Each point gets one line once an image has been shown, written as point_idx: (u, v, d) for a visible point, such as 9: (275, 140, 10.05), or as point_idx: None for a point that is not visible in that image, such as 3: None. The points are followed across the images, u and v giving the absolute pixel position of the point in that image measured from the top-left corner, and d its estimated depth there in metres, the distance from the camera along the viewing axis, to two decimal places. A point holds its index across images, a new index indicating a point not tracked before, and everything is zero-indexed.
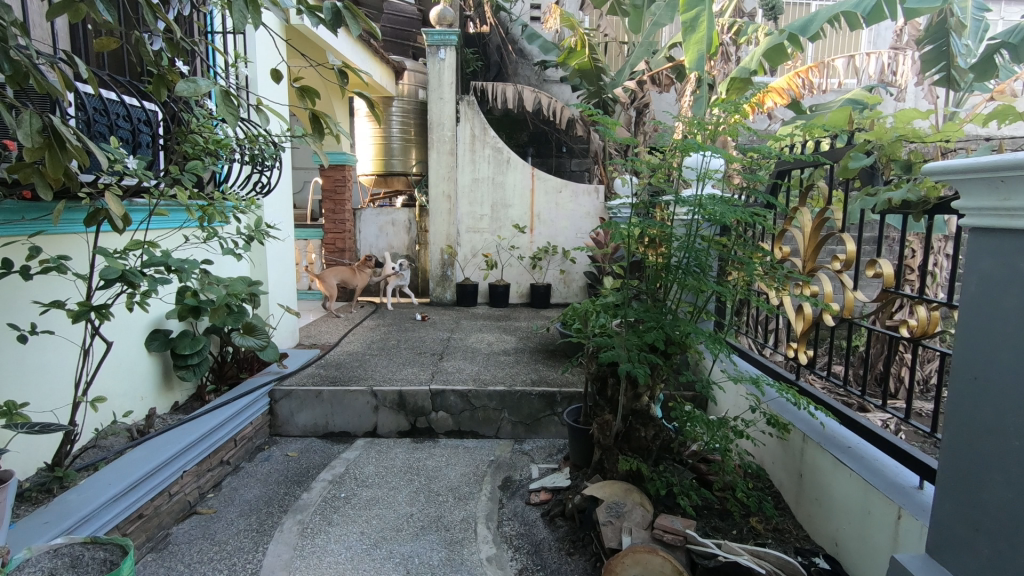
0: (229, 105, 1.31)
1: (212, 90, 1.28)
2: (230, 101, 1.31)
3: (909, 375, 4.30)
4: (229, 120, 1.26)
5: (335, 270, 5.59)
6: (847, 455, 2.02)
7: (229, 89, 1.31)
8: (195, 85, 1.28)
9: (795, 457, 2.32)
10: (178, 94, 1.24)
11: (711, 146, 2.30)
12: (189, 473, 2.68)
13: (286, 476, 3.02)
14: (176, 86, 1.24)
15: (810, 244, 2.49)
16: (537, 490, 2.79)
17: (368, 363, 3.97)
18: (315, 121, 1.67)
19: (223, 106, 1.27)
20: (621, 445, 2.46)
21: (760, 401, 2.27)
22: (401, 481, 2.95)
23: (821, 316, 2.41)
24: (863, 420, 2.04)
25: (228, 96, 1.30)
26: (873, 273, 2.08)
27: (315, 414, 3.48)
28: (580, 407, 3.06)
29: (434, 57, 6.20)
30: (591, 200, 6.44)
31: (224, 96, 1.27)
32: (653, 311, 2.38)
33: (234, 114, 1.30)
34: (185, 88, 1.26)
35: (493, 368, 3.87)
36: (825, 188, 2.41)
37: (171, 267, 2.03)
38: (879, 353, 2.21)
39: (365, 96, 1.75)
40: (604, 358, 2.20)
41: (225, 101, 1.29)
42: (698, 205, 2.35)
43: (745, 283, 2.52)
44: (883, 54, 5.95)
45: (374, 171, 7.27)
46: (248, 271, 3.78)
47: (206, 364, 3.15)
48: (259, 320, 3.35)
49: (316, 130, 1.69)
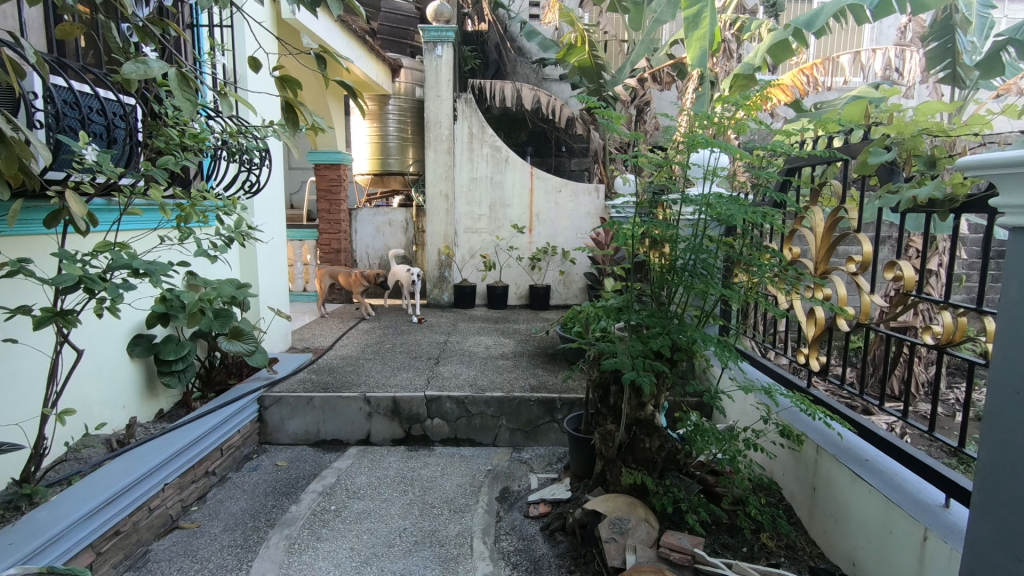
0: (186, 90, 1.18)
1: (166, 74, 1.15)
2: (188, 85, 1.19)
3: (917, 378, 4.25)
4: (188, 110, 1.13)
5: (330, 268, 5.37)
6: (865, 469, 1.91)
7: (186, 73, 1.18)
8: (146, 67, 1.15)
9: (808, 470, 2.20)
10: (124, 77, 1.10)
11: (724, 140, 2.16)
12: (171, 486, 2.56)
13: (275, 487, 2.90)
14: (123, 68, 1.11)
15: (822, 245, 2.37)
16: (536, 502, 2.67)
17: (361, 368, 3.84)
18: (290, 112, 1.54)
19: (178, 89, 1.15)
20: (625, 457, 2.34)
21: (771, 411, 2.14)
22: (394, 493, 2.82)
23: (834, 321, 2.30)
24: (881, 432, 1.93)
25: (184, 81, 1.17)
26: (893, 276, 1.97)
27: (306, 421, 3.36)
28: (581, 414, 2.94)
29: (431, 54, 6.07)
30: (592, 199, 6.32)
31: (178, 78, 1.15)
32: (658, 317, 2.25)
33: (192, 101, 1.17)
34: (133, 70, 1.13)
35: (491, 373, 3.75)
36: (838, 186, 2.29)
37: (137, 271, 1.79)
38: (897, 362, 2.09)
39: (346, 85, 1.63)
40: (606, 367, 2.06)
41: (180, 85, 1.16)
42: (705, 204, 2.23)
43: (753, 285, 2.40)
44: (889, 50, 5.82)
45: (370, 170, 7.13)
46: (237, 273, 3.66)
47: (192, 371, 3.06)
48: (247, 324, 3.25)
49: (291, 121, 1.56)
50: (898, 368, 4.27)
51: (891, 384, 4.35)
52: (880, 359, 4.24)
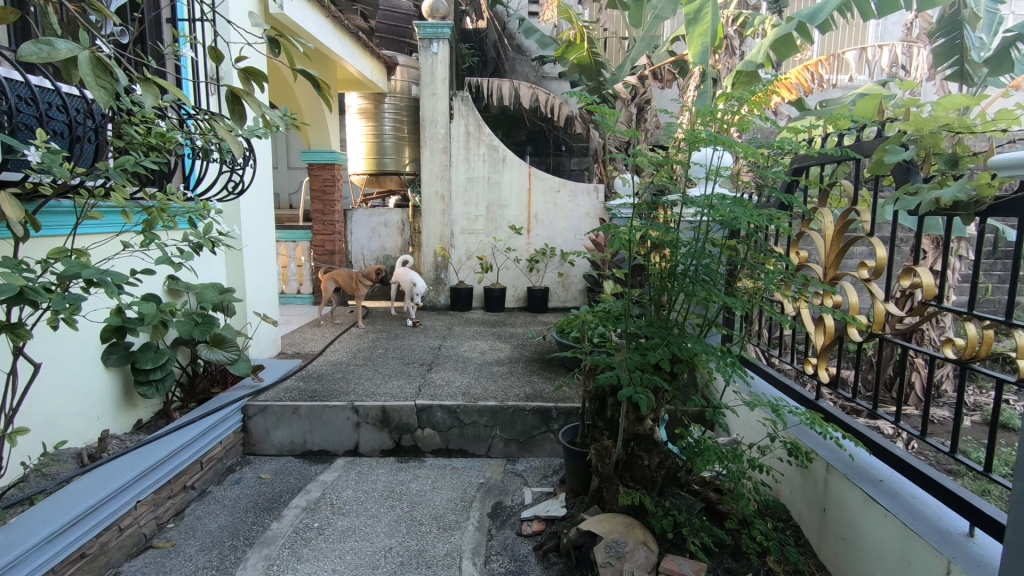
0: (100, 76, 1.13)
1: (77, 57, 1.10)
2: (104, 70, 1.14)
3: (926, 384, 4.20)
4: (96, 95, 1.08)
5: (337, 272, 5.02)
6: (879, 491, 1.78)
7: (100, 56, 1.13)
8: (50, 48, 1.09)
9: (818, 489, 2.07)
10: (23, 59, 1.06)
11: (730, 137, 2.03)
12: (144, 503, 2.44)
13: (257, 502, 2.77)
14: (22, 50, 1.06)
15: (832, 250, 2.24)
16: (530, 519, 2.54)
17: (351, 375, 3.71)
18: (235, 103, 1.42)
19: (90, 74, 1.09)
20: (623, 474, 2.19)
21: (778, 427, 2.00)
22: (381, 508, 2.70)
23: (845, 330, 2.16)
24: (897, 450, 1.80)
25: (100, 65, 1.12)
26: (910, 283, 1.84)
27: (292, 431, 3.23)
28: (578, 425, 2.81)
29: (426, 51, 5.94)
30: (591, 200, 6.19)
31: (90, 62, 1.08)
32: (659, 327, 2.11)
33: (106, 88, 1.11)
34: (35, 51, 1.08)
35: (486, 380, 3.61)
36: (849, 186, 2.15)
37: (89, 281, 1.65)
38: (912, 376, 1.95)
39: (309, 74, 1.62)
40: (602, 382, 1.92)
41: (93, 70, 1.10)
42: (709, 205, 2.09)
43: (759, 292, 2.27)
44: (896, 46, 5.68)
45: (366, 170, 7.00)
46: (222, 277, 3.53)
47: (171, 380, 2.94)
48: (230, 331, 3.13)
49: (238, 113, 1.44)
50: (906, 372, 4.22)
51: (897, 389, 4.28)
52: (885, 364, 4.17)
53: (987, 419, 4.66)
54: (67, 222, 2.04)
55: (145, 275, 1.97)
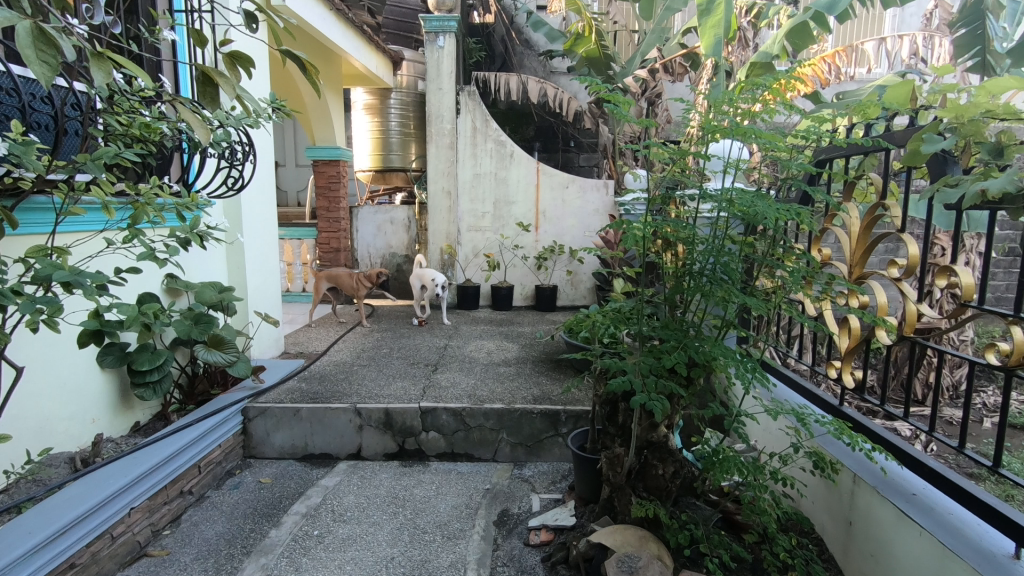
0: (44, 49, 1.04)
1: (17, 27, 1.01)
2: (49, 43, 1.06)
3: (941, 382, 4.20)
4: (35, 72, 0.99)
5: (341, 274, 4.91)
6: (913, 506, 1.66)
7: (46, 27, 1.05)
8: None
9: (843, 502, 1.95)
10: None
11: (751, 125, 1.90)
12: (139, 510, 2.36)
13: (256, 508, 2.69)
14: None
15: (859, 247, 2.11)
16: (538, 528, 2.44)
17: (355, 376, 3.62)
18: (206, 86, 1.28)
19: (30, 46, 1.00)
20: (635, 484, 2.08)
21: (801, 437, 1.88)
22: (383, 515, 2.60)
23: (872, 333, 2.04)
24: (932, 462, 1.68)
25: (42, 37, 1.03)
26: (945, 283, 1.71)
27: (293, 434, 3.15)
28: (588, 430, 2.70)
29: (432, 45, 5.83)
30: (600, 196, 6.05)
31: (28, 32, 1.00)
32: (676, 330, 1.99)
33: (48, 64, 1.03)
34: None
35: (492, 382, 3.50)
36: (878, 179, 2.02)
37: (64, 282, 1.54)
38: (939, 381, 1.82)
39: (295, 55, 1.51)
40: (614, 388, 1.80)
41: (34, 43, 1.02)
42: (728, 199, 1.97)
43: (780, 292, 2.15)
44: (916, 36, 5.49)
45: (372, 166, 6.90)
46: (222, 275, 3.45)
47: (169, 381, 2.87)
48: (230, 332, 3.06)
49: (210, 97, 1.30)
50: (922, 370, 4.21)
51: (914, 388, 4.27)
52: (901, 363, 4.12)
53: (1008, 420, 4.52)
54: (47, 219, 1.93)
55: (130, 274, 1.87)
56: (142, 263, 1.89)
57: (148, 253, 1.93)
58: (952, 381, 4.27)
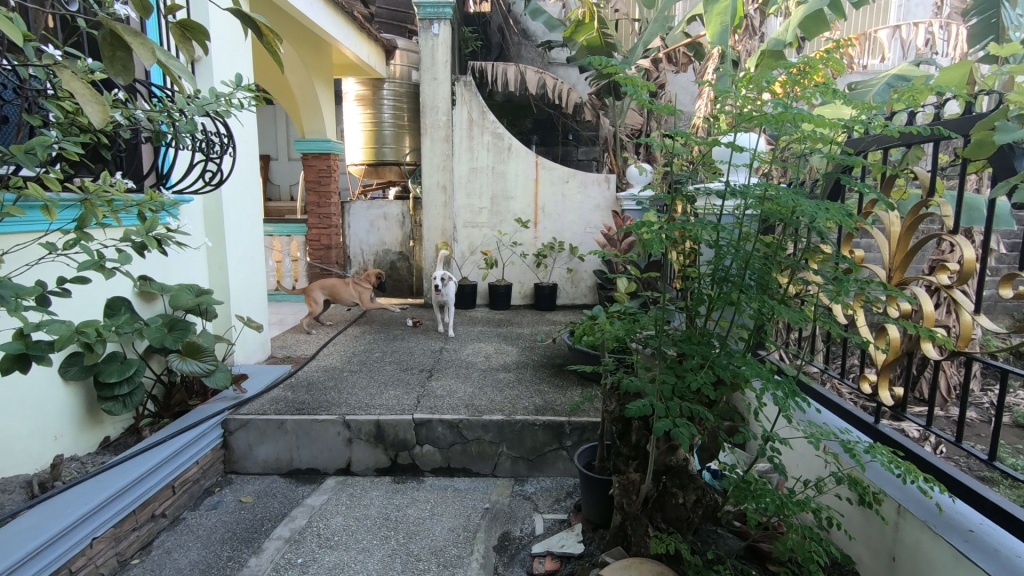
0: None
1: None
2: None
3: (950, 382, 4.02)
4: None
5: (333, 282, 4.59)
6: (972, 545, 1.45)
7: None
8: None
9: (887, 536, 1.74)
10: None
11: (791, 111, 1.68)
12: (102, 540, 2.13)
13: (234, 532, 2.47)
14: None
15: (899, 249, 1.90)
16: (542, 555, 2.23)
17: (344, 383, 3.41)
18: (116, 51, 1.08)
19: None
20: (653, 513, 1.88)
21: (839, 463, 1.68)
22: (373, 539, 2.39)
23: (916, 344, 1.83)
24: (992, 494, 1.48)
25: None
26: (1011, 293, 1.50)
27: (278, 448, 2.93)
28: (596, 446, 2.50)
29: (426, 33, 5.57)
30: (602, 190, 5.82)
31: None
32: (698, 342, 1.79)
33: None
34: None
35: (491, 390, 3.29)
36: (925, 174, 1.81)
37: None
38: (967, 389, 1.71)
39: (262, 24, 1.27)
40: (630, 412, 1.59)
41: None
42: (756, 195, 1.76)
43: (813, 298, 1.94)
44: (932, 24, 5.26)
45: (364, 160, 6.67)
46: (202, 277, 3.22)
47: (141, 393, 2.64)
48: (209, 339, 2.84)
49: (123, 64, 1.10)
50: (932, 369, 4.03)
51: (921, 388, 4.09)
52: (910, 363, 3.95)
53: (1017, 421, 4.38)
54: None
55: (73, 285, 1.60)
56: (87, 271, 1.64)
57: (94, 261, 1.66)
58: (962, 382, 4.09)
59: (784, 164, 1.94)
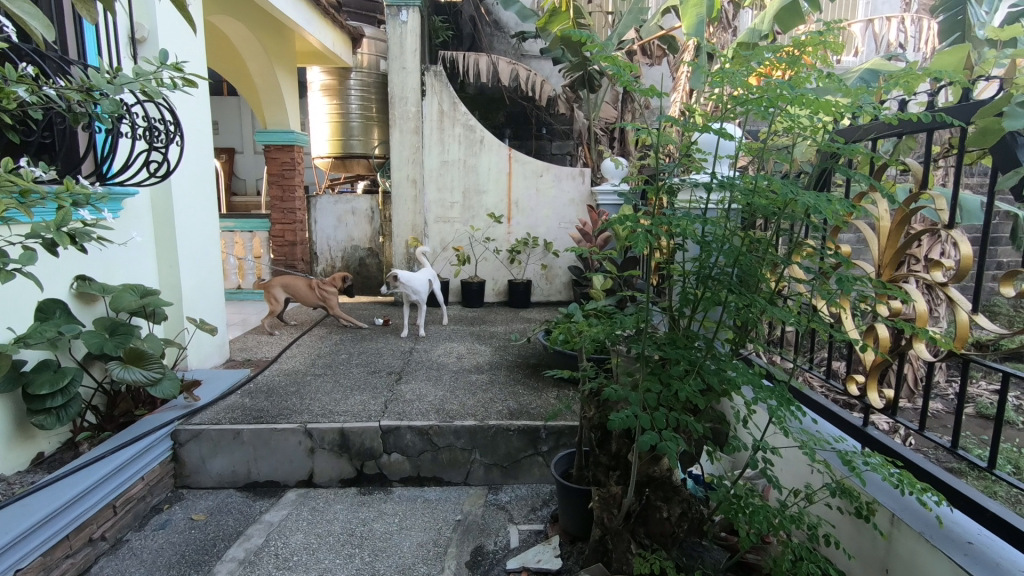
0: None
1: None
2: None
3: (919, 374, 4.05)
4: None
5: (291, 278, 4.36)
6: (972, 559, 1.36)
7: None
8: None
9: (879, 548, 1.64)
10: None
11: (785, 93, 1.54)
12: (29, 571, 1.91)
13: (183, 555, 2.26)
14: None
15: (890, 245, 1.81)
16: (517, 571, 2.09)
17: (307, 388, 3.21)
18: None
19: None
20: (635, 528, 1.76)
21: (832, 473, 1.58)
22: (337, 558, 2.22)
23: (907, 344, 1.74)
24: (992, 504, 1.39)
25: None
26: (1013, 291, 1.42)
27: (233, 460, 2.73)
28: (573, 452, 2.36)
29: (395, 20, 5.36)
30: (576, 184, 5.70)
31: None
32: (682, 345, 1.67)
33: None
34: None
35: (462, 393, 3.14)
36: (918, 167, 1.72)
37: None
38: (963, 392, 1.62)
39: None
40: (614, 424, 1.46)
41: None
42: (742, 187, 1.64)
43: (801, 297, 1.83)
44: (904, 18, 5.30)
45: (331, 152, 6.43)
46: (150, 276, 2.99)
47: (78, 405, 2.40)
48: (156, 344, 2.61)
49: None
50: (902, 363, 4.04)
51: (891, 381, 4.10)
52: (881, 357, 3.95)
53: (980, 411, 4.45)
54: None
55: None
56: None
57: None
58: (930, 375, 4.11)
59: (771, 153, 1.83)
